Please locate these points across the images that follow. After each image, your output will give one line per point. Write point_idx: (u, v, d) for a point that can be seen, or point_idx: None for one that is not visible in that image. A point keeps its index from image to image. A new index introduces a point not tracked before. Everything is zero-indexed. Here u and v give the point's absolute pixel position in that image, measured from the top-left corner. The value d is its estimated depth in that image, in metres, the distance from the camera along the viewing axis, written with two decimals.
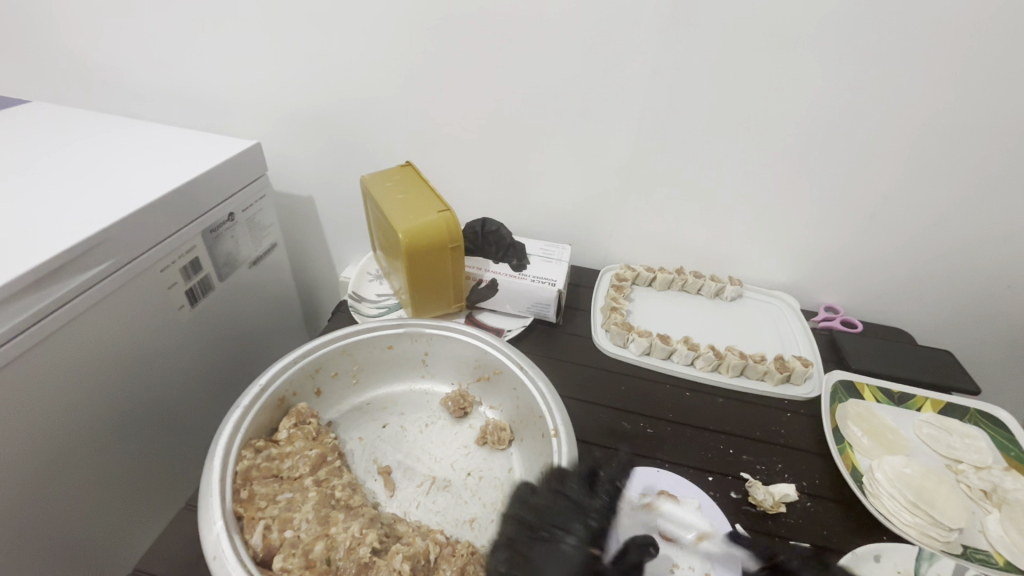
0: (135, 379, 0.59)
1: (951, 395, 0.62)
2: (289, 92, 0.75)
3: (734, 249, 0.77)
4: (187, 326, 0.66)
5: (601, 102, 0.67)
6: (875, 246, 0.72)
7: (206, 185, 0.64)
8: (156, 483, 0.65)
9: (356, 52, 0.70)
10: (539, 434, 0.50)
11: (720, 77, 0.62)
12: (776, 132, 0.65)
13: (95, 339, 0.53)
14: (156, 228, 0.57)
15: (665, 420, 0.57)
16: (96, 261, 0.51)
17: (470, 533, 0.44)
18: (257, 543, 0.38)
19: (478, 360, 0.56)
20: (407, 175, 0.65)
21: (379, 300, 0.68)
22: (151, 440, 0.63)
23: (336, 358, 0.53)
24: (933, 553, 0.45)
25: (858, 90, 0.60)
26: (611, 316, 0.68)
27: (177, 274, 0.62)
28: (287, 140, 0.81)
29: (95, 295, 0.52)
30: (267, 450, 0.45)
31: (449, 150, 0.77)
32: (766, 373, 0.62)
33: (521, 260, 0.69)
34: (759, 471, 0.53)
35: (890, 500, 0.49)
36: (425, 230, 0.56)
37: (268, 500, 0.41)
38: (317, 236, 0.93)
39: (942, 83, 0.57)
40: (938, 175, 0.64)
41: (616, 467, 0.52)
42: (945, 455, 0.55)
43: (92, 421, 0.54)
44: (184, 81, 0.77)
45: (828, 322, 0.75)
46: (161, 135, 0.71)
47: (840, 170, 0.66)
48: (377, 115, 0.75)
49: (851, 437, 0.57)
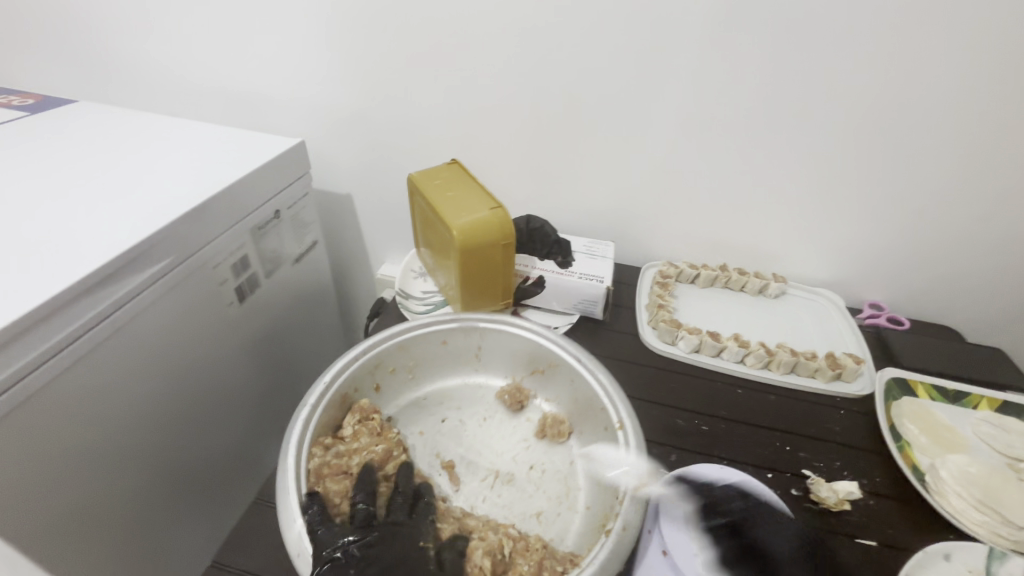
0: (190, 376, 0.60)
1: (1006, 394, 0.61)
2: (330, 91, 0.76)
3: (778, 246, 0.77)
4: (236, 323, 0.66)
5: (647, 99, 0.67)
6: (924, 243, 0.71)
7: (253, 184, 0.64)
8: (211, 478, 0.66)
9: (399, 50, 0.70)
10: (601, 427, 0.50)
11: (770, 73, 0.61)
12: (826, 128, 0.64)
13: (152, 337, 0.54)
14: (208, 227, 0.58)
15: (719, 417, 0.57)
16: (153, 260, 0.52)
17: (538, 526, 0.45)
18: (338, 538, 0.39)
19: (532, 354, 0.56)
20: (454, 172, 0.65)
21: (426, 296, 0.69)
22: (206, 435, 0.64)
23: (393, 355, 0.54)
24: (1003, 551, 0.45)
25: (913, 85, 0.59)
26: (658, 313, 0.68)
27: (227, 272, 0.63)
28: (326, 139, 0.81)
29: (152, 293, 0.53)
30: (335, 447, 0.46)
31: (490, 148, 0.77)
32: (817, 370, 0.62)
33: (566, 257, 0.69)
34: (820, 467, 0.52)
35: (956, 499, 0.49)
36: (478, 227, 0.57)
37: (342, 498, 0.42)
38: (354, 233, 0.93)
39: (996, 76, 0.56)
40: (994, 170, 0.63)
41: (675, 464, 0.52)
42: (1005, 454, 0.54)
43: (151, 418, 0.55)
44: (227, 81, 0.78)
45: (874, 320, 0.74)
46: (206, 133, 0.71)
47: (891, 166, 0.65)
48: (418, 113, 0.75)
49: (908, 435, 0.56)
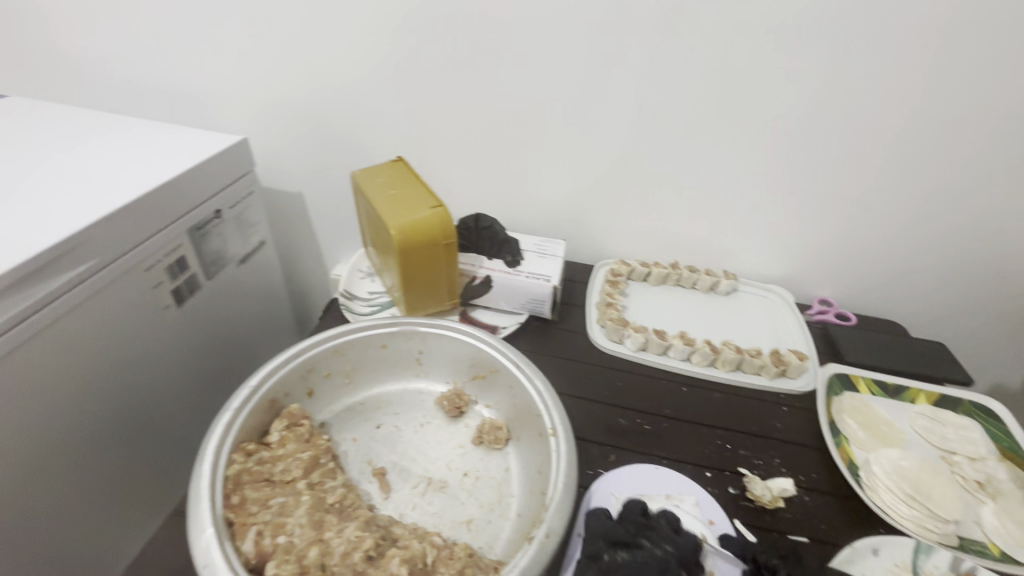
0: (122, 383, 0.57)
1: (944, 387, 0.62)
2: (276, 87, 0.73)
3: (728, 243, 0.77)
4: (174, 326, 0.63)
5: (596, 96, 0.66)
6: (869, 239, 0.72)
7: (192, 182, 0.61)
8: (150, 486, 0.63)
9: (344, 44, 0.68)
10: (537, 433, 0.49)
11: (718, 70, 0.61)
12: (772, 125, 0.64)
13: (78, 343, 0.51)
14: (139, 227, 0.55)
15: (662, 416, 0.57)
16: (74, 262, 0.49)
17: (467, 534, 0.44)
18: (249, 549, 0.37)
19: (474, 358, 0.56)
20: (398, 170, 0.64)
21: (371, 297, 0.67)
22: (144, 443, 0.61)
23: (329, 358, 0.53)
24: (930, 545, 0.46)
25: (855, 83, 0.59)
26: (607, 312, 0.67)
27: (162, 274, 0.60)
28: (274, 136, 0.79)
29: (75, 297, 0.49)
30: (259, 454, 0.44)
31: (441, 145, 0.75)
32: (763, 367, 0.62)
33: (515, 256, 0.68)
34: (758, 466, 0.52)
35: (886, 494, 0.50)
36: (417, 227, 0.55)
37: (260, 505, 0.40)
38: (306, 233, 0.91)
39: (933, 75, 0.57)
40: (933, 167, 0.64)
41: (614, 464, 0.51)
42: (939, 447, 0.56)
43: (80, 429, 0.52)
44: (166, 74, 0.75)
45: (822, 316, 0.75)
46: (142, 129, 0.68)
47: (836, 162, 0.66)
48: (366, 110, 0.74)
49: (847, 430, 0.57)
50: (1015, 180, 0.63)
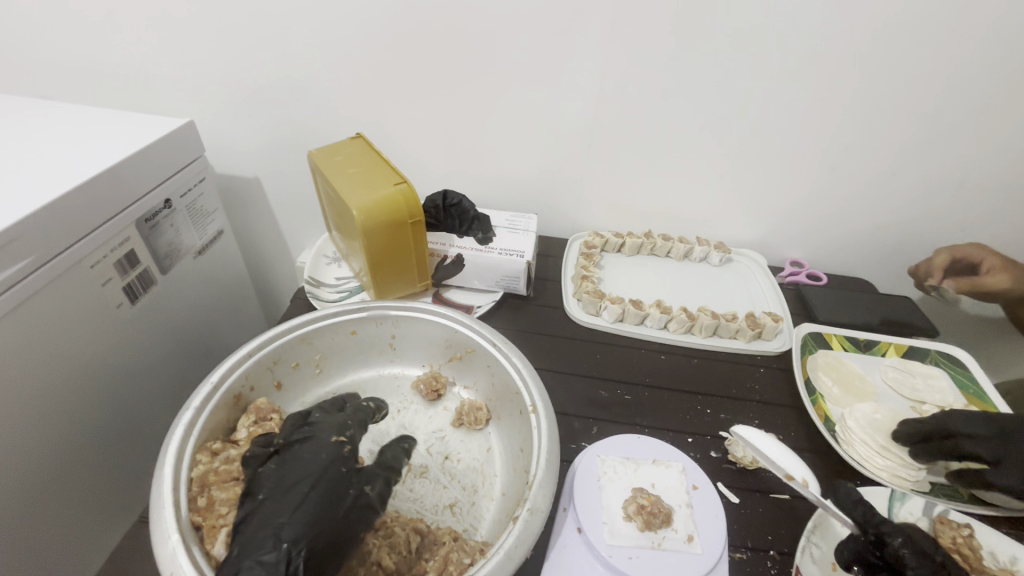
0: (71, 391, 0.52)
1: (912, 340, 0.64)
2: (220, 68, 0.68)
3: (700, 210, 0.77)
4: (128, 326, 0.59)
5: (562, 64, 0.63)
6: (835, 200, 0.72)
7: (136, 169, 0.57)
8: (117, 489, 0.61)
9: (288, 18, 0.63)
10: (517, 411, 0.49)
11: (687, 34, 0.59)
12: (744, 89, 0.63)
13: (25, 351, 0.47)
14: (75, 222, 0.50)
15: (643, 385, 0.57)
16: (10, 260, 0.44)
17: (451, 519, 0.44)
18: (219, 553, 0.36)
19: (448, 339, 0.55)
20: (358, 148, 0.61)
21: (339, 283, 0.65)
22: (107, 448, 0.58)
23: (295, 348, 0.52)
24: (903, 493, 0.47)
25: (822, 42, 0.58)
26: (582, 285, 0.67)
27: (111, 270, 0.55)
28: (223, 120, 0.74)
29: (14, 298, 0.45)
30: (225, 453, 0.43)
31: (404, 123, 0.72)
32: (738, 331, 0.62)
33: (486, 233, 0.65)
34: (738, 428, 0.53)
35: (862, 446, 0.50)
36: (381, 206, 0.53)
37: (229, 506, 0.39)
38: (267, 220, 0.87)
39: (902, 30, 0.56)
40: (900, 124, 0.64)
41: (597, 436, 0.51)
42: (910, 397, 0.57)
43: (33, 442, 0.48)
44: (94, 55, 0.68)
45: (794, 277, 0.75)
46: (74, 114, 0.63)
47: (808, 120, 0.65)
48: (318, 88, 0.69)
49: (822, 387, 0.58)
50: (976, 136, 0.64)
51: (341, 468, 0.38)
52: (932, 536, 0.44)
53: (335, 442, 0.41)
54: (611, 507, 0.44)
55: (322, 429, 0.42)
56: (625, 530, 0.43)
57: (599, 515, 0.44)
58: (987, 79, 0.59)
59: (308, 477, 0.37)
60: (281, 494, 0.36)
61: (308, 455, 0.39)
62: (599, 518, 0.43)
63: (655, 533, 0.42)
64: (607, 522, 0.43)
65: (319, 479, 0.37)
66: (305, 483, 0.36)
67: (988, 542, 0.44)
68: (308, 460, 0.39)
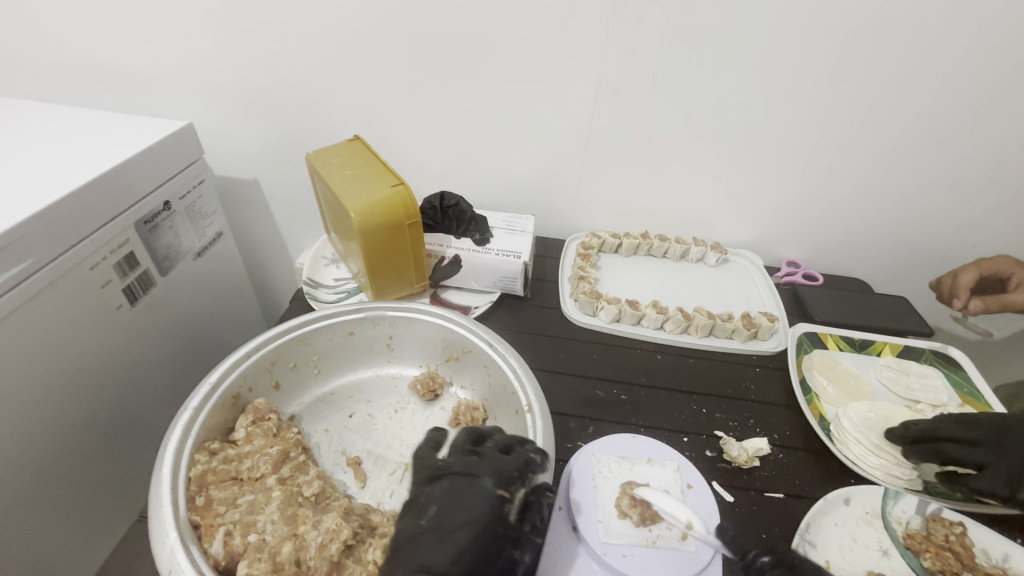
0: (70, 391, 0.52)
1: (907, 339, 0.64)
2: (219, 71, 0.69)
3: (697, 210, 0.77)
4: (128, 327, 0.59)
5: (558, 66, 0.64)
6: (831, 200, 0.73)
7: (135, 171, 0.57)
8: (117, 489, 0.61)
9: (286, 21, 0.63)
10: (513, 411, 0.50)
11: (683, 36, 0.59)
12: (739, 90, 0.63)
13: (26, 353, 0.47)
14: (75, 224, 0.50)
15: (638, 385, 0.57)
16: (10, 262, 0.45)
17: None
18: (218, 551, 0.37)
19: (445, 340, 0.56)
20: (355, 150, 0.62)
21: (337, 284, 0.66)
22: (106, 448, 0.58)
23: (293, 349, 0.52)
24: (897, 491, 0.47)
25: (816, 43, 0.58)
26: (579, 285, 0.67)
27: (111, 272, 0.56)
28: (222, 122, 0.74)
29: (14, 300, 0.45)
30: (223, 452, 0.44)
31: (402, 125, 0.72)
32: (734, 331, 0.62)
33: (484, 234, 0.66)
34: (733, 427, 0.53)
35: (856, 445, 0.51)
36: (379, 208, 0.53)
37: (227, 505, 0.40)
38: (266, 222, 0.88)
39: (895, 31, 0.57)
40: (894, 124, 0.64)
41: (593, 436, 0.51)
42: (904, 397, 0.58)
43: (33, 442, 0.49)
44: (94, 58, 0.69)
45: (791, 277, 0.76)
46: (74, 117, 0.63)
47: (804, 121, 0.65)
48: (316, 91, 0.70)
49: (818, 387, 0.58)
50: (971, 135, 0.64)
51: (500, 528, 0.36)
52: (925, 535, 0.45)
53: (501, 495, 0.38)
54: (607, 507, 0.44)
55: (486, 470, 0.39)
56: (621, 528, 0.43)
57: (595, 514, 0.44)
58: (981, 79, 0.59)
59: (467, 524, 0.36)
60: (440, 538, 0.35)
61: (474, 497, 0.37)
62: (596, 518, 0.44)
63: (649, 531, 0.43)
64: (602, 521, 0.43)
65: (477, 530, 0.35)
66: (465, 530, 0.35)
67: (981, 539, 0.44)
68: (475, 503, 0.37)
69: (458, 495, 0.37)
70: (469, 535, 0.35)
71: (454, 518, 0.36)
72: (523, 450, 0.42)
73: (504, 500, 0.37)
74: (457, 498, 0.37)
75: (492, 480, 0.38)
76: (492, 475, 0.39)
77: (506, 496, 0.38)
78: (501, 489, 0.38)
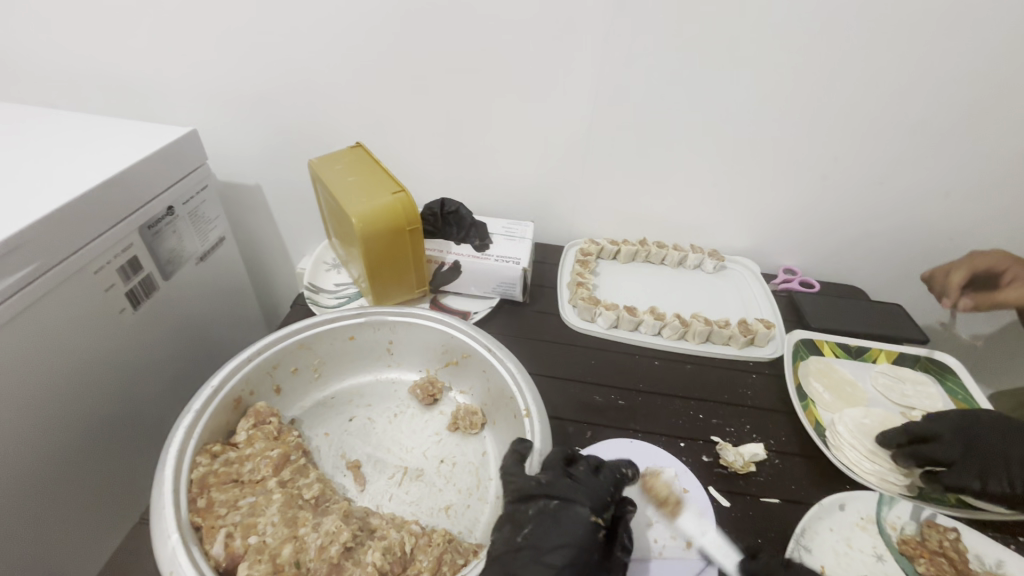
0: (72, 393, 0.53)
1: (903, 346, 0.65)
2: (223, 79, 0.70)
3: (694, 218, 0.78)
4: (130, 331, 0.60)
5: (557, 75, 0.65)
6: (826, 209, 0.74)
7: (140, 177, 0.58)
8: (119, 492, 0.61)
9: (289, 31, 0.65)
10: (512, 415, 0.50)
11: (680, 46, 0.61)
12: (735, 100, 0.64)
13: (30, 355, 0.48)
14: (81, 229, 0.51)
15: (636, 391, 0.58)
16: (17, 265, 0.45)
17: (446, 521, 0.45)
18: (219, 552, 0.37)
19: (445, 345, 0.56)
20: (357, 157, 0.62)
21: (338, 289, 0.67)
22: (108, 451, 0.59)
23: (294, 353, 0.53)
24: (891, 497, 0.48)
25: (810, 54, 0.60)
26: (577, 291, 0.68)
27: (115, 276, 0.57)
28: (226, 129, 0.75)
29: (20, 303, 0.46)
30: (225, 455, 0.44)
31: (403, 132, 0.73)
32: (730, 338, 0.63)
33: (483, 240, 0.66)
34: (729, 433, 0.54)
35: (851, 451, 0.51)
36: (380, 214, 0.54)
37: (228, 507, 0.40)
38: (268, 227, 0.89)
39: (886, 43, 0.58)
40: (887, 135, 0.65)
41: (591, 441, 0.52)
42: (899, 403, 0.58)
43: (35, 444, 0.49)
44: (101, 65, 0.70)
45: (787, 284, 0.76)
46: (81, 123, 0.64)
47: (799, 130, 0.66)
48: (319, 99, 0.71)
49: (814, 393, 0.59)
50: (964, 145, 0.65)
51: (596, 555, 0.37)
52: (920, 540, 0.45)
53: (596, 522, 0.38)
54: None
55: (581, 495, 0.39)
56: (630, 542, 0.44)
57: None
58: (973, 90, 0.60)
59: (563, 547, 0.37)
60: (534, 559, 0.36)
61: (569, 523, 0.38)
62: None
63: (655, 542, 0.44)
64: None
65: (576, 553, 0.37)
66: (562, 553, 0.36)
67: (974, 545, 0.45)
68: (570, 529, 0.38)
69: (553, 519, 0.38)
70: (572, 553, 0.37)
71: (550, 540, 0.37)
72: (614, 471, 0.43)
73: (599, 526, 0.38)
74: (551, 520, 0.38)
75: (588, 505, 0.39)
76: (588, 500, 0.39)
77: (600, 522, 0.39)
78: (597, 516, 0.39)
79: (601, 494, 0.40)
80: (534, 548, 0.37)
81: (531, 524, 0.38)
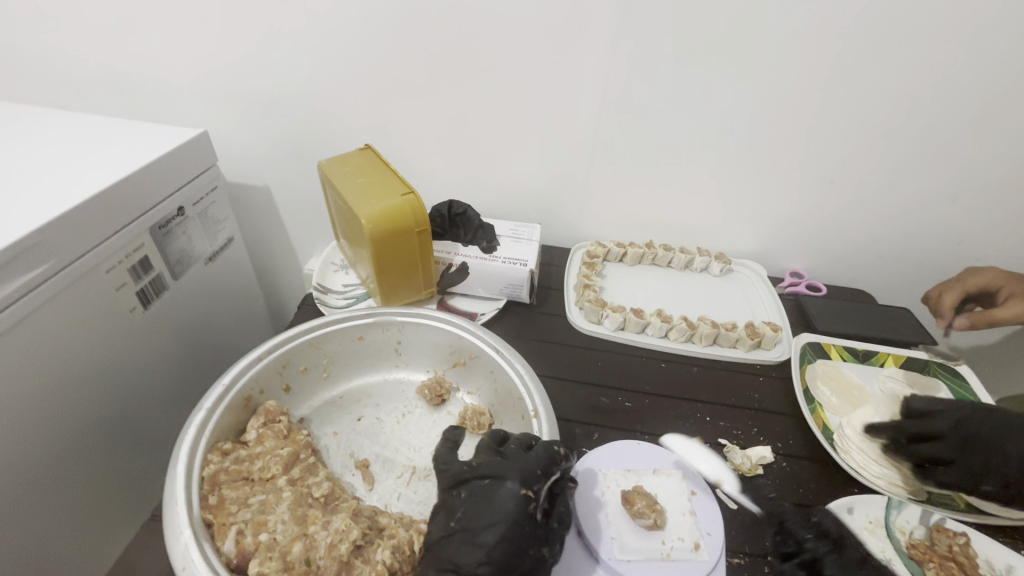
0: (82, 392, 0.53)
1: (911, 350, 0.65)
2: (233, 81, 0.71)
3: (700, 221, 0.78)
4: (140, 330, 0.60)
5: (564, 78, 0.65)
6: (833, 212, 0.74)
7: (151, 177, 0.59)
8: (127, 490, 0.61)
9: (299, 34, 0.65)
10: (519, 416, 0.50)
11: (687, 50, 0.61)
12: (741, 103, 0.64)
13: (43, 353, 0.48)
14: (93, 227, 0.52)
15: (643, 393, 0.58)
16: (32, 264, 0.46)
17: None
18: (230, 549, 0.38)
19: (453, 345, 0.57)
20: (366, 158, 0.63)
21: (346, 290, 0.67)
22: (117, 449, 0.59)
23: (303, 352, 0.53)
24: (900, 501, 0.48)
25: (817, 58, 0.60)
26: (584, 293, 0.68)
27: (126, 275, 0.57)
28: (235, 131, 0.76)
29: (33, 302, 0.46)
30: (235, 453, 0.45)
31: (411, 135, 0.74)
32: (737, 341, 0.63)
33: (491, 241, 0.67)
34: (736, 435, 0.54)
35: (859, 455, 0.51)
36: (388, 215, 0.54)
37: (239, 505, 0.40)
38: (276, 228, 0.89)
39: (893, 48, 0.58)
40: (894, 139, 0.65)
41: (598, 442, 0.52)
42: None
43: (47, 441, 0.50)
44: (114, 67, 0.70)
45: (794, 287, 0.76)
46: (92, 124, 0.65)
47: (806, 134, 0.66)
48: (328, 101, 0.72)
49: (822, 397, 0.59)
50: (971, 149, 0.65)
51: (529, 527, 0.37)
52: (929, 544, 0.45)
53: (524, 494, 0.38)
54: (617, 523, 0.45)
55: (510, 473, 0.39)
56: (633, 542, 0.43)
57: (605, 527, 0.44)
58: (980, 94, 0.60)
59: (494, 524, 0.37)
60: (469, 539, 0.37)
61: (498, 501, 0.38)
62: (607, 534, 0.44)
63: (663, 544, 0.43)
64: (615, 537, 0.44)
65: (507, 527, 0.36)
66: (494, 531, 0.36)
67: (984, 550, 0.45)
68: (500, 505, 0.38)
69: (483, 499, 0.38)
70: (504, 529, 0.36)
71: (480, 519, 0.37)
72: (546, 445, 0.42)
73: (530, 499, 0.38)
74: (484, 499, 0.38)
75: (516, 481, 0.39)
76: (517, 476, 0.39)
77: (531, 495, 0.38)
78: (526, 489, 0.39)
79: (531, 469, 0.40)
80: (469, 527, 0.37)
81: (462, 508, 0.38)
